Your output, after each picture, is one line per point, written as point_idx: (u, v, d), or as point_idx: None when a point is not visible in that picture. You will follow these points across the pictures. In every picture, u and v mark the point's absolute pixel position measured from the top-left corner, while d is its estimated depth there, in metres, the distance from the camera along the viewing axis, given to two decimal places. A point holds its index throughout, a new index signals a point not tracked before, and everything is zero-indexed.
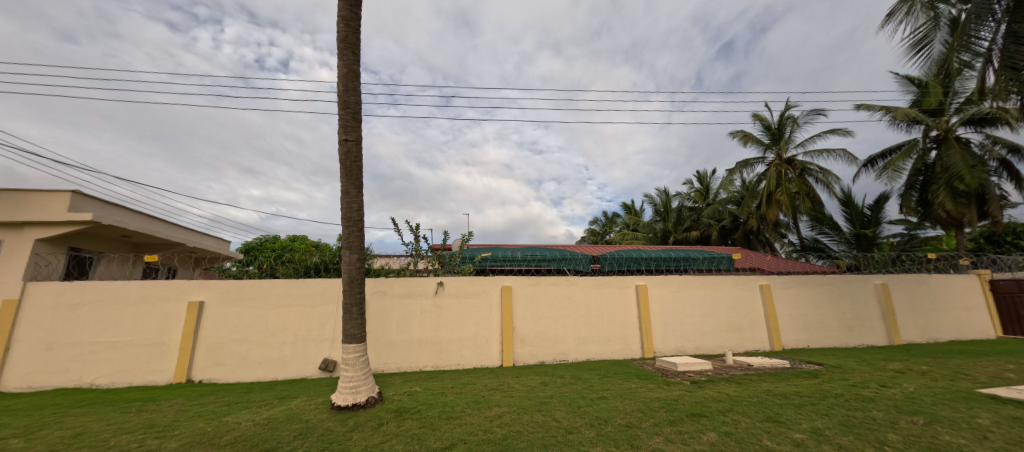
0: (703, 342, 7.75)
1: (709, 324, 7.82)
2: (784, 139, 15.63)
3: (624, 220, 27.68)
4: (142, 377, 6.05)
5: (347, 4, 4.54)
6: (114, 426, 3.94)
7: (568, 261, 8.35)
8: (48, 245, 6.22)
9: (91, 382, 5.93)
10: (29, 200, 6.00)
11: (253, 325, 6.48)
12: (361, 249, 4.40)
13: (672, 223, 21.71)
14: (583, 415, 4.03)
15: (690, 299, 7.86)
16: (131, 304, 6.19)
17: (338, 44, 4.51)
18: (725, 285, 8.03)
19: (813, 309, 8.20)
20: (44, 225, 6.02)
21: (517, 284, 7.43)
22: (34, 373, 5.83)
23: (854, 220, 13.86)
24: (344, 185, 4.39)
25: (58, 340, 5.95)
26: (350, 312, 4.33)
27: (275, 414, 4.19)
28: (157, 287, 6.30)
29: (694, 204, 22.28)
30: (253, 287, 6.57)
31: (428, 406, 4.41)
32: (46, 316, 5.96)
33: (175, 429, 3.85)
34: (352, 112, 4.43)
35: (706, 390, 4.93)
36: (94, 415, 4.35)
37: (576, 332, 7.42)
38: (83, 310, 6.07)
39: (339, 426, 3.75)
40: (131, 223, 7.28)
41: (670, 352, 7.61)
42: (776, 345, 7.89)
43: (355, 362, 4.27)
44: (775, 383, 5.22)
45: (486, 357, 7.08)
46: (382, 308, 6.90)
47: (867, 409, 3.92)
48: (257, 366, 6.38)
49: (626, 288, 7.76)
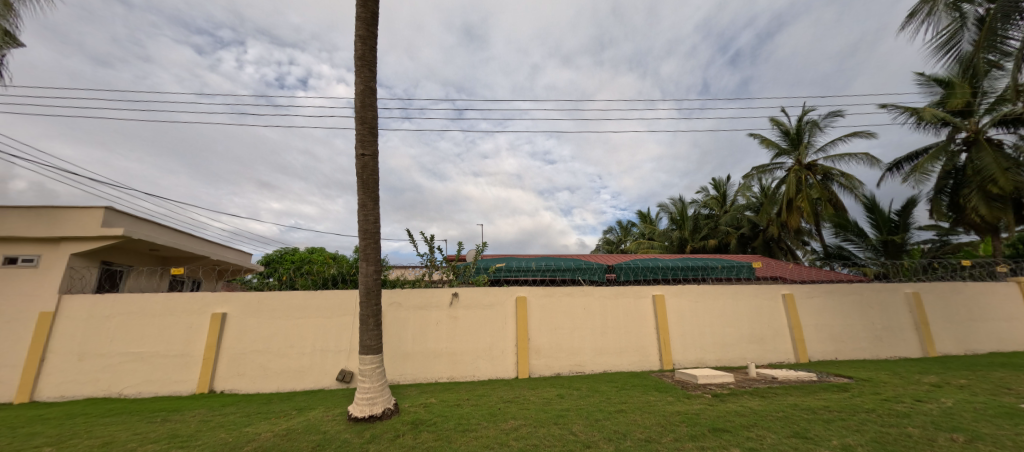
0: (725, 354, 7.52)
1: (730, 336, 7.61)
2: (804, 144, 15.25)
3: (639, 228, 27.39)
4: (168, 387, 6.22)
5: (364, 24, 4.69)
6: (140, 436, 4.05)
7: (583, 271, 8.24)
8: (82, 259, 6.52)
9: (120, 392, 6.11)
10: (65, 216, 6.33)
11: (273, 336, 6.61)
12: (378, 260, 4.47)
13: (689, 231, 21.31)
14: (600, 429, 3.95)
15: (709, 309, 7.68)
16: (158, 315, 6.41)
17: (355, 61, 4.66)
18: (746, 295, 7.82)
19: (839, 318, 7.90)
20: (79, 239, 6.34)
21: (533, 294, 7.40)
22: (66, 382, 6.04)
23: (880, 225, 13.31)
24: (361, 198, 4.49)
25: (91, 351, 6.18)
26: (367, 324, 4.38)
27: (294, 425, 4.24)
28: (183, 299, 6.50)
29: (710, 211, 21.82)
30: (273, 299, 6.71)
31: (444, 418, 4.38)
32: (79, 328, 6.21)
33: (198, 439, 3.93)
34: (368, 127, 4.55)
35: (728, 404, 4.78)
36: (122, 425, 4.48)
37: (593, 344, 7.32)
38: (113, 322, 6.30)
39: (356, 437, 3.76)
40: (159, 236, 7.55)
41: (690, 364, 7.42)
42: (801, 357, 7.60)
43: (371, 373, 4.29)
44: (802, 396, 5.02)
45: (501, 368, 7.03)
46: (398, 318, 6.96)
47: (902, 425, 3.73)
48: (276, 377, 6.48)
49: (643, 298, 7.63)
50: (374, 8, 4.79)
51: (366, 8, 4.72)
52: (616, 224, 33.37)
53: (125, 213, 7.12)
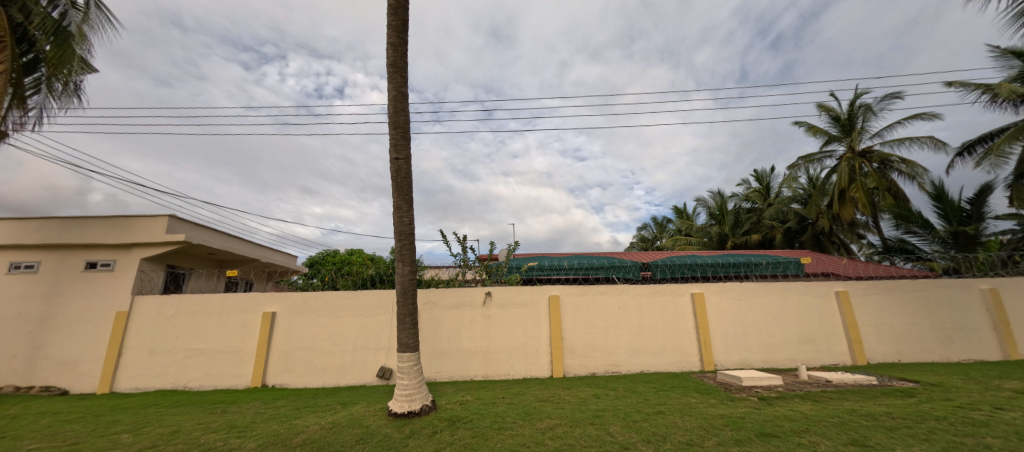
0: (771, 355, 7.12)
1: (776, 336, 7.20)
2: (857, 129, 14.14)
3: (675, 224, 26.48)
4: (226, 381, 6.70)
5: (395, 31, 4.83)
6: (203, 425, 4.39)
7: (617, 269, 8.08)
8: (150, 263, 7.15)
9: (185, 384, 6.65)
10: (136, 224, 6.98)
11: (317, 334, 6.95)
12: (413, 261, 4.58)
13: (729, 226, 20.33)
14: (638, 430, 3.85)
15: (753, 308, 7.29)
16: (215, 314, 6.91)
17: (388, 68, 4.81)
18: (794, 293, 7.36)
19: (901, 317, 7.26)
20: (148, 245, 6.97)
21: (566, 293, 7.33)
22: (139, 375, 6.65)
23: (949, 215, 12.09)
24: (396, 201, 4.63)
25: (159, 346, 6.76)
26: (404, 323, 4.51)
27: (338, 418, 4.44)
28: (237, 299, 6.98)
29: (753, 205, 20.75)
30: (317, 299, 7.06)
31: (480, 416, 4.44)
32: (149, 326, 6.82)
33: (253, 430, 4.21)
34: (402, 132, 4.68)
35: (776, 408, 4.51)
36: (187, 415, 4.88)
37: (628, 343, 7.16)
38: (177, 320, 6.86)
39: (396, 432, 3.88)
40: (215, 241, 8.15)
41: (733, 365, 7.08)
42: (859, 359, 7.06)
43: (409, 370, 4.42)
44: (860, 402, 4.66)
45: (536, 367, 7.03)
46: (434, 317, 7.12)
47: (980, 436, 3.37)
48: (321, 372, 6.81)
49: (681, 296, 7.37)
50: (404, 16, 4.91)
51: (397, 16, 4.85)
52: (651, 221, 32.41)
53: (186, 221, 7.74)
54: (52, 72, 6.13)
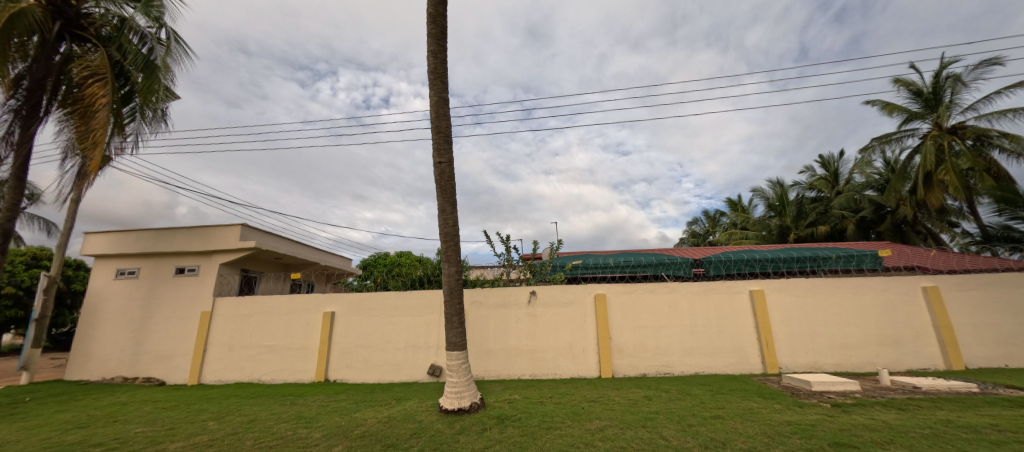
0: (846, 358, 6.48)
1: (851, 336, 6.54)
2: (944, 103, 12.49)
3: (729, 218, 24.93)
4: (293, 375, 7.26)
5: (435, 39, 4.97)
6: (275, 415, 4.79)
7: (666, 266, 7.76)
8: (228, 268, 7.93)
9: (259, 378, 7.29)
10: (215, 232, 7.79)
11: (372, 332, 7.34)
12: (458, 261, 4.69)
13: (791, 218, 18.68)
14: (695, 435, 3.67)
15: (822, 305, 6.69)
16: (283, 314, 7.52)
17: (429, 75, 4.97)
18: (871, 289, 6.65)
19: (1009, 316, 6.30)
20: (225, 251, 7.75)
21: (612, 291, 7.16)
22: (221, 369, 7.40)
23: None
24: (440, 203, 4.77)
25: (237, 343, 7.48)
26: (452, 321, 4.63)
27: (393, 413, 4.66)
28: (300, 300, 7.55)
29: (818, 194, 19.08)
30: (371, 299, 7.46)
31: (528, 415, 4.45)
32: (228, 324, 7.56)
33: (318, 421, 4.53)
34: (444, 136, 4.81)
35: (853, 416, 4.10)
36: (262, 406, 5.35)
37: (681, 343, 6.85)
38: (251, 319, 7.55)
39: (447, 428, 4.00)
40: (281, 247, 8.88)
41: (800, 368, 6.54)
42: (954, 363, 6.22)
43: (457, 368, 4.53)
44: (957, 411, 4.11)
45: (584, 367, 6.93)
46: (480, 316, 7.26)
47: None
48: (377, 369, 7.18)
49: (737, 294, 6.93)
50: (443, 23, 5.05)
51: (436, 24, 4.99)
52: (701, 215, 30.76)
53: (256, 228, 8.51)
54: (144, 102, 6.96)
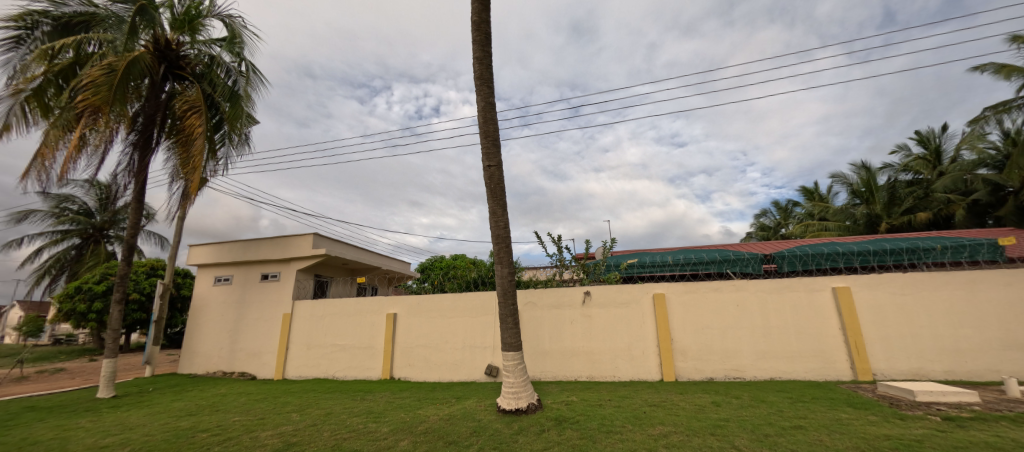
0: (961, 364, 5.59)
1: (967, 339, 5.63)
2: None
3: (804, 208, 22.65)
4: (362, 372, 7.79)
5: (480, 45, 5.08)
6: (347, 410, 5.16)
7: (732, 263, 7.25)
8: (303, 273, 8.71)
9: (333, 374, 7.92)
10: (290, 242, 8.60)
11: (431, 333, 7.65)
12: (511, 263, 4.74)
13: (881, 205, 16.54)
14: (772, 446, 3.37)
15: (925, 304, 5.84)
16: (350, 315, 8.10)
17: (476, 82, 5.09)
18: (991, 284, 5.66)
19: None
20: (300, 258, 8.53)
21: (672, 291, 6.82)
22: (301, 365, 8.14)
23: None
24: (491, 206, 4.85)
25: (313, 342, 8.18)
26: (506, 322, 4.68)
27: (453, 411, 4.81)
28: (365, 303, 8.08)
29: (915, 176, 16.84)
30: (429, 301, 7.79)
31: (587, 417, 4.37)
32: (305, 325, 8.30)
33: (385, 416, 4.80)
34: (492, 140, 4.89)
35: (972, 433, 3.51)
36: (335, 400, 5.80)
37: (752, 346, 6.34)
38: (324, 320, 8.22)
39: (505, 428, 4.05)
40: (347, 253, 9.58)
41: (900, 375, 5.75)
42: None
43: (514, 369, 4.57)
44: None
45: (644, 370, 6.66)
46: (535, 317, 7.28)
47: None
48: (437, 368, 7.48)
49: (817, 292, 6.27)
50: (486, 29, 5.14)
51: (480, 31, 5.10)
52: (771, 206, 28.27)
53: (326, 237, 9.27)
54: (233, 128, 7.80)
